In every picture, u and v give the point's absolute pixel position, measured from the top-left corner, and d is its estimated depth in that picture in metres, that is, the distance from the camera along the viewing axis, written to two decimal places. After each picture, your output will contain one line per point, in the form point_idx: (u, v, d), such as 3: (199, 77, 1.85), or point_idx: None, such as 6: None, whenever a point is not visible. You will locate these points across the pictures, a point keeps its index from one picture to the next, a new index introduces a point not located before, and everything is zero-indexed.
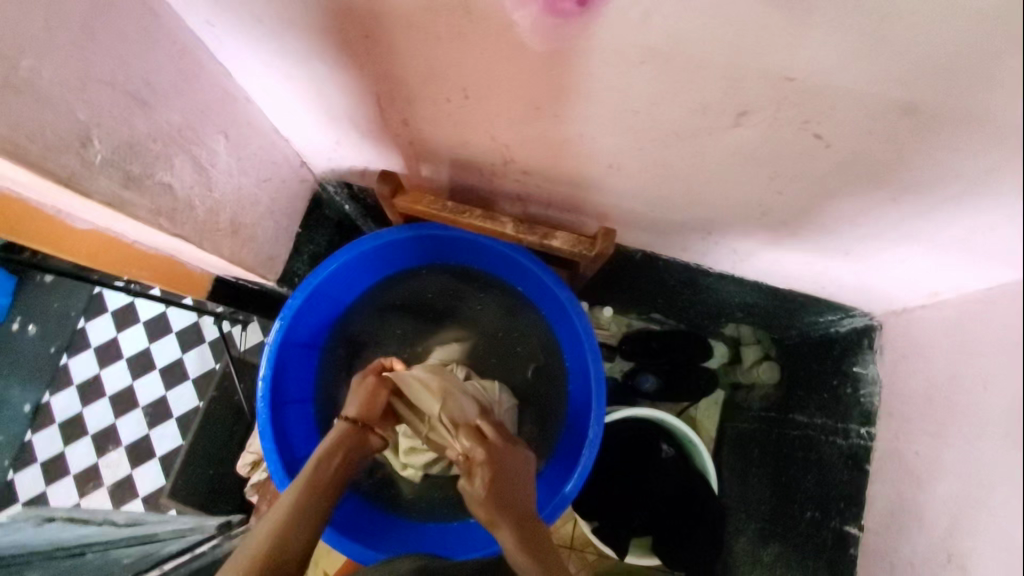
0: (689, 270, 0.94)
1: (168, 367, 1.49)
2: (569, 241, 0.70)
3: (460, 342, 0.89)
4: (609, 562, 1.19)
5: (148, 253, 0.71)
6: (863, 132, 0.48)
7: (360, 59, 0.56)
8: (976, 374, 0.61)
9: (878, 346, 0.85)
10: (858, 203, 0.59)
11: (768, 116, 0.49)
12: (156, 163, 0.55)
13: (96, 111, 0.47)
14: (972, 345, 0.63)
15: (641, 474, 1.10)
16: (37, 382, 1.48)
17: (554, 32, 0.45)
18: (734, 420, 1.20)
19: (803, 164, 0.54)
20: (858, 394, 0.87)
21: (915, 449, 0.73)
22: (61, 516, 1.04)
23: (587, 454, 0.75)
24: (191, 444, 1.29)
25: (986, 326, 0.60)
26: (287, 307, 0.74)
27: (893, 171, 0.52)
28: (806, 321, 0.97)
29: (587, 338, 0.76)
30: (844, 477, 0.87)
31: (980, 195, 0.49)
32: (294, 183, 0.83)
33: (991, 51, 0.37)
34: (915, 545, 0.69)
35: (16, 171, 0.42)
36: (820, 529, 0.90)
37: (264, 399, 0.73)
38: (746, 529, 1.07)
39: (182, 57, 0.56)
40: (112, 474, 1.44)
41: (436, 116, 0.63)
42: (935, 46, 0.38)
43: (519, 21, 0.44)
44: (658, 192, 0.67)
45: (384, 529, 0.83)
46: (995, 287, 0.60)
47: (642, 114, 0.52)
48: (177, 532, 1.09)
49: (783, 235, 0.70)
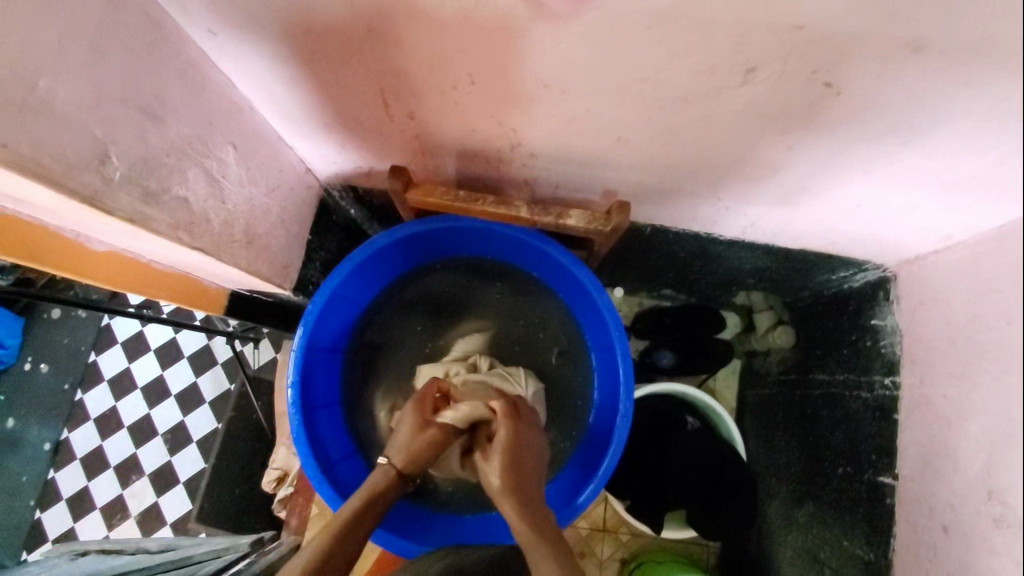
0: (698, 240, 0.94)
1: (184, 391, 1.49)
2: (584, 219, 0.70)
3: (481, 333, 0.89)
4: (643, 540, 1.21)
5: (163, 272, 0.71)
6: (872, 77, 0.48)
7: (362, 55, 0.57)
8: (998, 309, 0.62)
9: (895, 297, 0.85)
10: (868, 151, 0.59)
11: (777, 70, 0.49)
12: (172, 177, 0.55)
13: (112, 128, 0.47)
14: (991, 282, 0.64)
15: (667, 448, 1.11)
16: (54, 420, 1.48)
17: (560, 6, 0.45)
18: (754, 386, 1.23)
19: (813, 116, 0.55)
20: (878, 345, 0.87)
21: (942, 392, 0.73)
22: (94, 548, 1.03)
23: (621, 428, 0.75)
24: (214, 466, 1.31)
25: (1008, 261, 0.61)
26: (309, 312, 0.74)
27: (904, 113, 0.52)
28: (820, 280, 0.99)
29: (608, 314, 0.76)
30: (873, 428, 0.86)
31: (992, 126, 0.50)
32: (301, 190, 0.84)
33: None
34: (950, 485, 0.69)
35: (40, 193, 0.42)
36: (853, 483, 0.89)
37: (295, 405, 0.73)
38: (778, 492, 1.10)
39: (188, 70, 0.56)
40: (139, 503, 1.43)
41: (442, 106, 0.63)
42: None
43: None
44: (666, 161, 0.67)
45: (426, 523, 0.84)
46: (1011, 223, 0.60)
47: (650, 81, 0.53)
48: (212, 553, 1.07)
49: (792, 192, 0.71)
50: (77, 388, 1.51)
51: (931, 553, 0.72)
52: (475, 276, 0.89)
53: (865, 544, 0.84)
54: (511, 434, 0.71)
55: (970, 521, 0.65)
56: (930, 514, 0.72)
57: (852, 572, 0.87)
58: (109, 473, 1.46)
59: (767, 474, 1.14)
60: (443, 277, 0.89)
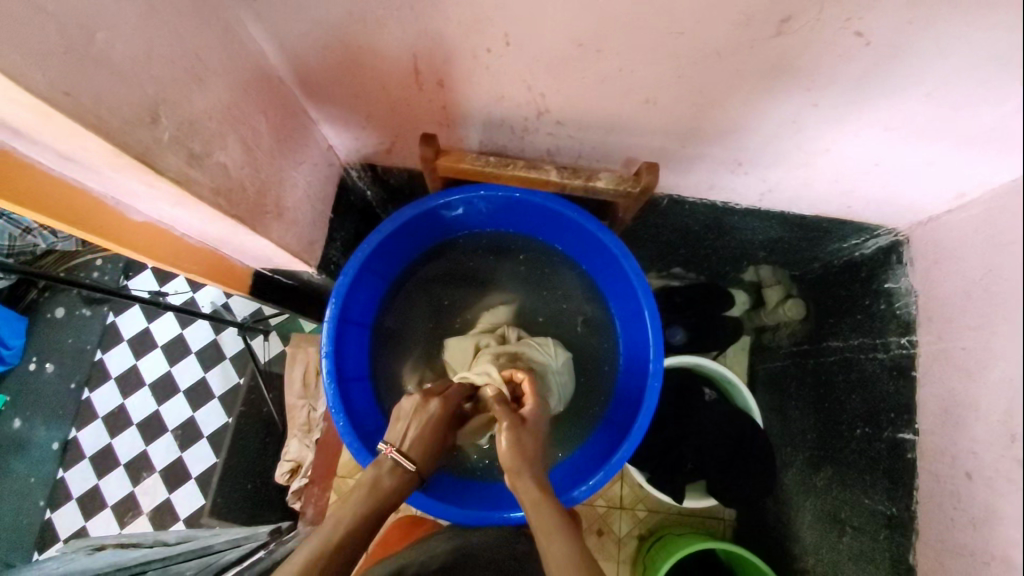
0: (714, 210, 0.95)
1: (193, 385, 1.47)
2: (613, 181, 0.72)
3: (506, 305, 0.91)
4: (660, 515, 1.22)
5: (194, 246, 0.72)
6: (904, 23, 0.50)
7: (396, 16, 0.57)
8: (1016, 256, 0.63)
9: (907, 259, 0.87)
10: (890, 107, 0.61)
11: (811, 19, 0.51)
12: (213, 142, 0.55)
13: (161, 87, 0.47)
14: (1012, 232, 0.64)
15: (687, 420, 1.11)
16: (61, 420, 1.46)
17: None
18: (765, 360, 1.25)
19: (840, 68, 0.56)
20: (893, 308, 0.89)
21: (961, 344, 0.74)
22: (111, 542, 1.00)
23: (652, 386, 0.76)
24: (227, 461, 1.30)
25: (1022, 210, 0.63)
26: (341, 285, 0.75)
27: (927, 64, 0.54)
28: (831, 249, 1.01)
29: (636, 278, 0.77)
30: (891, 388, 0.88)
31: (1012, 73, 0.52)
32: (324, 167, 0.84)
33: None
34: (974, 435, 0.70)
35: (96, 149, 0.43)
36: (872, 443, 0.91)
37: (331, 376, 0.74)
38: (795, 461, 1.11)
39: (226, 35, 0.57)
40: (150, 500, 1.42)
41: (474, 70, 0.64)
42: None
43: None
44: (691, 123, 0.69)
45: (463, 490, 0.84)
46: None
47: (686, 35, 0.55)
48: (232, 542, 1.05)
49: (812, 153, 0.72)
50: (83, 386, 1.49)
51: (955, 501, 0.73)
52: (498, 250, 0.91)
53: (886, 499, 0.86)
54: (534, 411, 0.74)
55: (995, 464, 0.67)
56: (953, 464, 0.74)
57: (875, 528, 0.88)
58: (119, 470, 1.44)
59: (784, 444, 1.16)
60: (467, 251, 0.91)
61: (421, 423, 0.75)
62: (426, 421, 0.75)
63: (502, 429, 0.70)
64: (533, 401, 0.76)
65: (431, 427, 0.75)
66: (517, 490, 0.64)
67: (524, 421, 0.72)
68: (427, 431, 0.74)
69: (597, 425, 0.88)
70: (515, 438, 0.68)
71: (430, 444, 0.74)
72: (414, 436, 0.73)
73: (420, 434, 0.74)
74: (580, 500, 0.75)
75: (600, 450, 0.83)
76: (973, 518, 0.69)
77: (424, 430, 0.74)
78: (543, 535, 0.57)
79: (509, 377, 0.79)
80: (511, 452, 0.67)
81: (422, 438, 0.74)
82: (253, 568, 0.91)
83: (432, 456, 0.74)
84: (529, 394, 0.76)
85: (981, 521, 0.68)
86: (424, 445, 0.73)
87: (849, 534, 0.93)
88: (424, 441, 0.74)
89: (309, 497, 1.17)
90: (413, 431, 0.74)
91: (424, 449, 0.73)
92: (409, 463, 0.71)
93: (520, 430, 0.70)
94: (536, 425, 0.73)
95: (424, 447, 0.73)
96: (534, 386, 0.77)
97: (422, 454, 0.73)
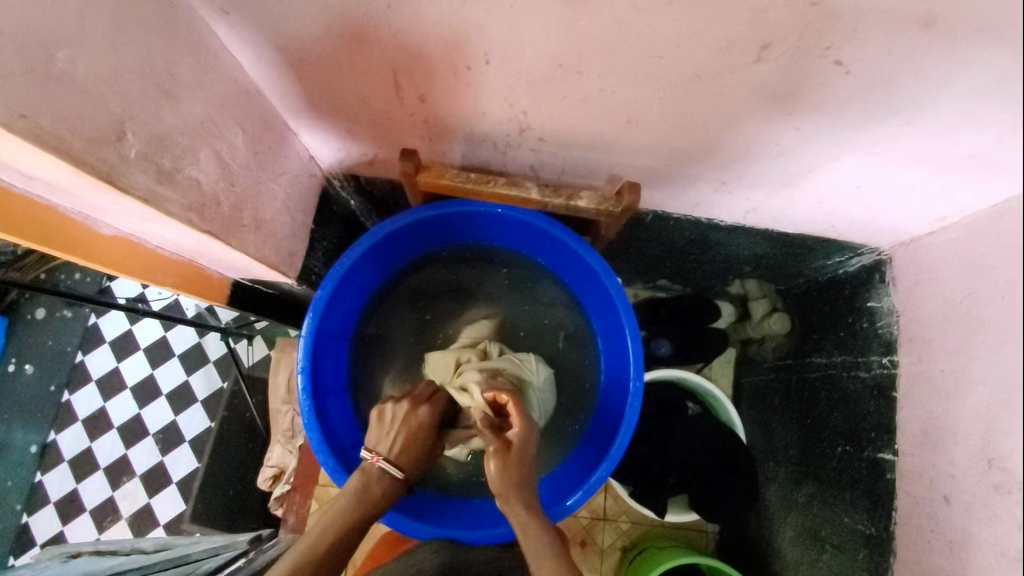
0: (699, 226, 0.95)
1: (174, 390, 1.45)
2: (595, 200, 0.73)
3: (488, 320, 0.91)
4: (644, 527, 1.21)
5: (167, 258, 0.70)
6: (884, 54, 0.50)
7: (375, 31, 0.56)
8: (993, 284, 0.63)
9: (889, 279, 0.87)
10: (872, 131, 0.60)
11: (790, 47, 0.51)
12: (185, 157, 0.54)
13: (129, 103, 0.46)
14: (990, 259, 0.64)
15: (669, 434, 1.11)
16: (41, 422, 1.43)
17: None
18: (750, 373, 1.25)
19: (821, 96, 0.56)
20: (875, 326, 0.88)
21: (941, 367, 0.73)
22: (86, 550, 0.96)
23: (633, 403, 0.76)
24: (208, 468, 1.27)
25: (1000, 237, 0.63)
26: (319, 298, 0.74)
27: (911, 95, 0.54)
28: (815, 266, 1.01)
29: (617, 296, 0.76)
30: (872, 408, 0.87)
31: (990, 106, 0.52)
32: (305, 178, 0.83)
33: None
34: (952, 458, 0.70)
35: (56, 167, 0.41)
36: (853, 461, 0.91)
37: (306, 391, 0.73)
38: (777, 476, 1.11)
39: (200, 50, 0.56)
40: (130, 505, 1.39)
41: (455, 87, 0.64)
42: None
43: None
44: (674, 142, 0.69)
45: (441, 506, 0.83)
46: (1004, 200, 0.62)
47: (666, 59, 0.54)
48: (211, 551, 1.03)
49: (796, 174, 0.71)
50: (63, 389, 1.46)
51: (932, 523, 0.73)
52: (481, 263, 0.90)
53: (866, 518, 0.86)
54: (521, 436, 0.71)
55: (971, 489, 0.66)
56: (931, 486, 0.74)
57: (854, 547, 0.88)
58: (99, 474, 1.42)
59: (766, 458, 1.16)
60: (450, 264, 0.90)
61: (407, 433, 0.75)
62: (411, 429, 0.76)
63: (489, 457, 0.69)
64: (518, 423, 0.73)
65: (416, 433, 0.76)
66: (507, 512, 0.66)
67: (510, 447, 0.70)
68: (411, 439, 0.75)
69: (577, 441, 0.87)
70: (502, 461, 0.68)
71: (416, 452, 0.75)
72: (401, 445, 0.74)
73: (406, 442, 0.75)
74: (574, 509, 0.74)
75: (588, 458, 0.82)
76: (950, 541, 0.70)
77: (409, 439, 0.75)
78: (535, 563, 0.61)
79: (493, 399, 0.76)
80: (500, 479, 0.67)
81: (409, 448, 0.75)
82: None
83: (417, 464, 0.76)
84: (515, 416, 0.73)
85: (958, 545, 0.68)
86: (411, 454, 0.75)
87: (829, 552, 0.93)
88: (410, 449, 0.75)
89: (291, 505, 1.17)
90: (399, 440, 0.74)
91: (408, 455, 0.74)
92: (396, 471, 0.72)
93: (505, 457, 0.69)
94: (526, 448, 0.71)
95: (411, 454, 0.75)
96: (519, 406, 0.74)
97: (407, 458, 0.74)
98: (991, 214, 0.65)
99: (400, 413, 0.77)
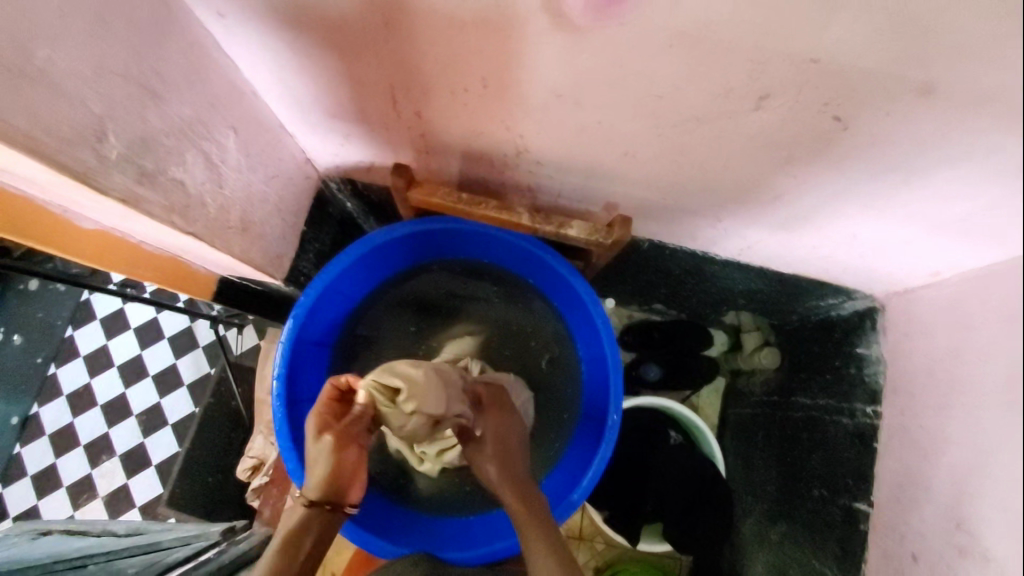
0: (695, 258, 0.94)
1: (162, 374, 1.36)
2: (585, 229, 0.72)
3: (472, 336, 0.90)
4: (615, 551, 1.15)
5: (151, 252, 0.69)
6: (880, 114, 0.49)
7: (372, 49, 0.56)
8: (965, 346, 0.63)
9: (882, 327, 0.84)
10: (865, 185, 0.60)
11: (788, 99, 0.51)
12: (169, 157, 0.54)
13: (110, 105, 0.46)
14: (961, 322, 0.65)
15: (646, 460, 1.10)
16: (23, 395, 1.28)
17: (593, 14, 0.45)
18: (736, 405, 1.18)
19: (818, 147, 0.56)
20: (862, 374, 0.86)
21: (922, 424, 0.73)
22: (56, 527, 0.91)
23: (608, 438, 0.75)
24: (190, 451, 1.24)
25: (971, 302, 0.63)
26: (299, 306, 0.75)
27: (903, 153, 0.53)
28: (808, 305, 0.96)
29: (603, 327, 0.77)
30: (851, 456, 0.86)
31: (974, 174, 0.52)
32: (299, 179, 0.82)
33: (1001, 35, 0.39)
34: (924, 516, 0.69)
35: (29, 164, 0.41)
36: (827, 506, 0.89)
37: (280, 398, 0.74)
38: (753, 510, 1.07)
39: (195, 53, 0.56)
40: (108, 483, 1.28)
41: (451, 107, 0.64)
42: (938, 33, 0.40)
43: (563, 6, 0.45)
44: (671, 178, 0.68)
45: (406, 525, 0.83)
46: (985, 269, 0.61)
47: (664, 99, 0.54)
48: (181, 540, 0.98)
49: (790, 219, 0.71)
50: (49, 362, 1.32)
51: None
52: (470, 279, 0.90)
53: (835, 566, 0.86)
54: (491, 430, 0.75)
55: (939, 550, 0.66)
56: (901, 542, 0.74)
57: None
58: (77, 450, 1.30)
59: (744, 492, 1.11)
60: (439, 277, 0.90)
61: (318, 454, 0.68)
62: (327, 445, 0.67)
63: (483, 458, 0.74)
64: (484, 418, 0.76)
65: (334, 450, 0.67)
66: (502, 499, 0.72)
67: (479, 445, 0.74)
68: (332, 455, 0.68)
69: (550, 467, 0.86)
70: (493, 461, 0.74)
71: (337, 472, 0.68)
72: (315, 471, 0.68)
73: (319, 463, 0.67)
74: (580, 502, 0.74)
75: (578, 458, 0.83)
76: None
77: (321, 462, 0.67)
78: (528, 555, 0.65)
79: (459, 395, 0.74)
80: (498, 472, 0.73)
81: (326, 473, 0.67)
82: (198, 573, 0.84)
83: (347, 480, 0.69)
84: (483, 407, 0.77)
85: None
86: (330, 478, 0.67)
87: None
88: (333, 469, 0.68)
89: (267, 497, 1.14)
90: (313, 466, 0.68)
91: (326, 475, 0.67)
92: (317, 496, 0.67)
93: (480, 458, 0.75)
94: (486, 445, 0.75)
95: (331, 480, 0.68)
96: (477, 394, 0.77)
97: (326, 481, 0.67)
98: (959, 281, 0.66)
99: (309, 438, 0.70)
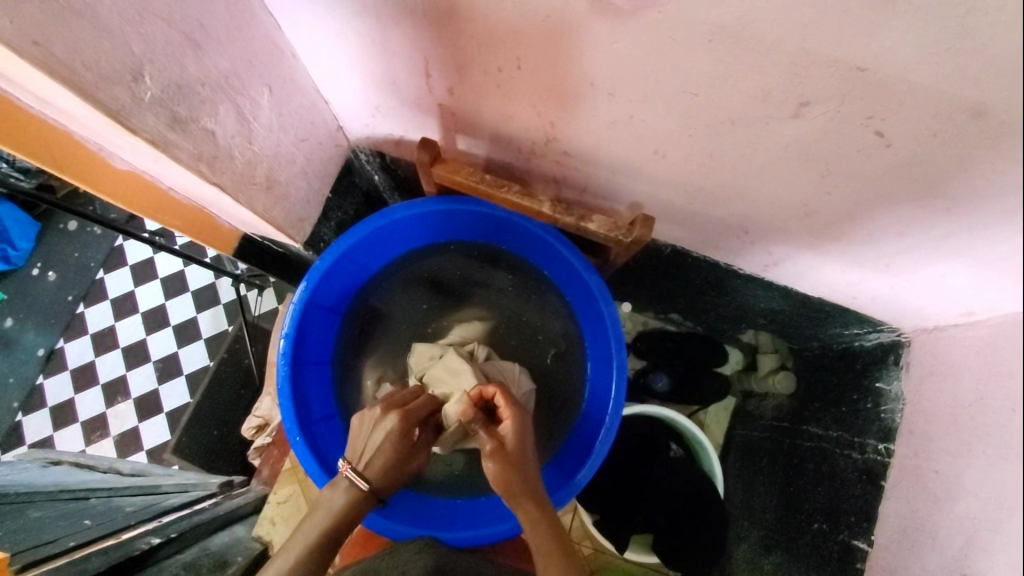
0: (716, 269, 0.92)
1: (180, 325, 1.38)
2: (605, 225, 0.71)
3: (482, 322, 0.90)
4: (606, 557, 1.10)
5: (179, 202, 0.71)
6: (927, 134, 0.47)
7: (409, 17, 0.56)
8: (992, 392, 0.59)
9: (904, 364, 0.80)
10: (904, 212, 0.57)
11: (831, 108, 0.48)
12: (202, 107, 0.55)
13: (151, 48, 0.46)
14: (990, 366, 0.61)
15: (644, 471, 1.08)
16: (51, 327, 1.25)
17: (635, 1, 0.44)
18: (744, 427, 1.14)
19: (858, 163, 0.54)
20: (878, 410, 0.83)
21: (936, 468, 0.69)
22: (67, 459, 0.93)
23: (604, 440, 0.75)
24: (199, 403, 1.28)
25: (1002, 346, 0.59)
26: (314, 269, 0.75)
27: (950, 179, 0.50)
28: (830, 333, 0.93)
29: (611, 325, 0.76)
30: (856, 493, 0.83)
31: None
32: (329, 146, 0.83)
33: None
34: (928, 562, 0.66)
35: (67, 97, 0.42)
36: (826, 540, 0.86)
37: (285, 358, 0.75)
38: (747, 536, 1.01)
39: (238, 7, 0.56)
40: (120, 424, 1.29)
41: (484, 85, 0.63)
42: (1000, 53, 0.38)
43: None
44: (701, 182, 0.66)
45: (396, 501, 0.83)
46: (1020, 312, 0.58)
47: (701, 97, 0.52)
48: (180, 486, 1.00)
49: (821, 237, 0.68)
50: (79, 300, 1.34)
51: None
52: (486, 263, 0.89)
53: None
54: (517, 429, 0.72)
55: None
56: None
57: None
58: (94, 389, 1.29)
59: (740, 517, 1.05)
60: (457, 260, 0.90)
61: (394, 453, 0.71)
62: (394, 442, 0.71)
63: (489, 454, 0.70)
64: (511, 411, 0.73)
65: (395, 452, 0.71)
66: (516, 509, 0.67)
67: (500, 446, 0.70)
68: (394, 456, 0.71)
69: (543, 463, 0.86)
70: (507, 458, 0.69)
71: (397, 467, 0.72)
72: (382, 463, 0.70)
73: (387, 463, 0.70)
74: (584, 483, 0.75)
75: (577, 449, 0.83)
76: None
77: (393, 459, 0.71)
78: (541, 561, 0.61)
79: (479, 394, 0.75)
80: (507, 476, 0.68)
81: (383, 465, 0.70)
82: (192, 522, 0.88)
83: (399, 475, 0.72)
84: (506, 403, 0.74)
85: None
86: (390, 470, 0.71)
87: None
88: (387, 465, 0.70)
89: (269, 458, 1.13)
90: (383, 458, 0.70)
91: (383, 468, 0.70)
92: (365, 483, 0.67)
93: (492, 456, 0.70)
94: (511, 438, 0.71)
95: (386, 473, 0.70)
96: (506, 394, 0.74)
97: (380, 476, 0.70)
98: (992, 323, 0.62)
99: (380, 429, 0.71)
